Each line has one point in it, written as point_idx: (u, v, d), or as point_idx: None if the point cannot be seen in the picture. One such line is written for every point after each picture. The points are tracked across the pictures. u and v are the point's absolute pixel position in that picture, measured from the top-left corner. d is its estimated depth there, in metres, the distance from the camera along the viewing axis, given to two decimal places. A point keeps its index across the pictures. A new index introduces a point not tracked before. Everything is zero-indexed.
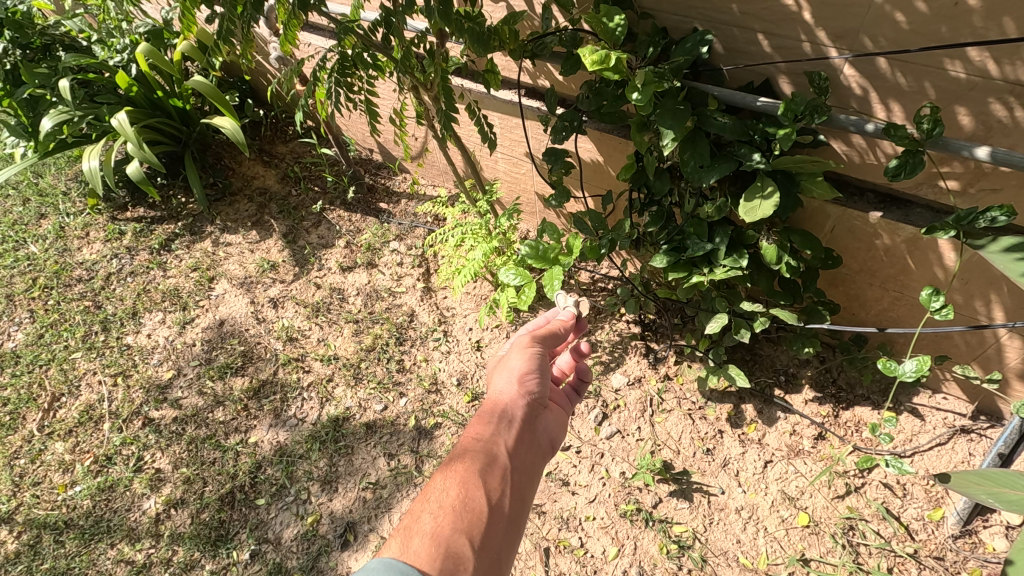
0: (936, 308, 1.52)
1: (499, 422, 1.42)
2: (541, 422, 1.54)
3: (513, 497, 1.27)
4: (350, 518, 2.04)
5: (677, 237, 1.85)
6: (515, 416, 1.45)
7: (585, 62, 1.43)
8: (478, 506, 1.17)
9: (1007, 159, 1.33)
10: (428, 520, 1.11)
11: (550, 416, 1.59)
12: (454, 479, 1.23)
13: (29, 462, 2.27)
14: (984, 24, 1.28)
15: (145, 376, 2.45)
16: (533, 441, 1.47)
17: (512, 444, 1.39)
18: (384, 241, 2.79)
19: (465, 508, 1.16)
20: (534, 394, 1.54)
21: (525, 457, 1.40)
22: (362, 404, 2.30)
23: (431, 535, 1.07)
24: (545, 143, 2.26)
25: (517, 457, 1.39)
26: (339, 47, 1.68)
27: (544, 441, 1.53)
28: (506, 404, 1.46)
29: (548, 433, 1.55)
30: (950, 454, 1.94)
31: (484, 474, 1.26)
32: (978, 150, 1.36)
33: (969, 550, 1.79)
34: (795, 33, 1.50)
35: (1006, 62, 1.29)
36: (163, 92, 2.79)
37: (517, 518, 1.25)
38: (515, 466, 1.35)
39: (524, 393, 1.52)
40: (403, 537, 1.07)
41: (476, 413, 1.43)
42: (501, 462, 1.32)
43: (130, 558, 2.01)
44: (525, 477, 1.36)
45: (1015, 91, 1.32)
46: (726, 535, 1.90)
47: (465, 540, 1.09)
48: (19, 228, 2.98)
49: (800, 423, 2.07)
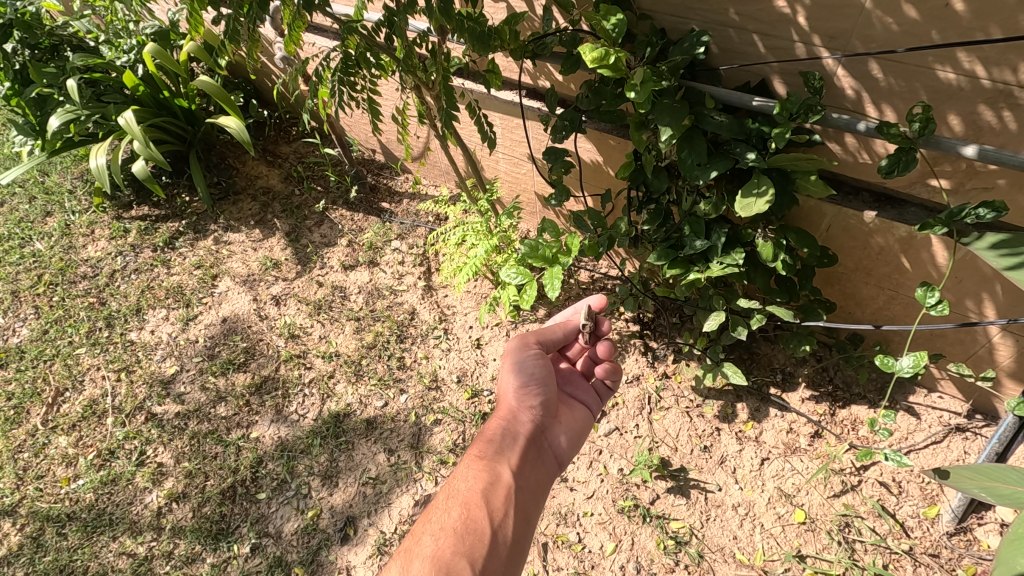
0: (931, 304, 1.53)
1: (502, 439, 1.52)
2: (550, 436, 1.62)
3: (516, 517, 1.38)
4: (350, 512, 2.06)
5: (676, 234, 1.87)
6: (519, 433, 1.55)
7: (585, 59, 1.46)
8: (480, 529, 1.30)
9: (994, 157, 1.36)
10: (428, 542, 1.26)
11: (561, 430, 1.66)
12: (457, 500, 1.37)
13: (33, 456, 2.30)
14: (973, 26, 1.30)
15: (148, 371, 2.48)
16: (538, 459, 1.57)
17: (516, 461, 1.50)
18: (386, 240, 2.82)
19: (466, 531, 1.29)
20: (541, 408, 1.61)
21: (530, 476, 1.51)
22: (363, 401, 2.32)
23: (431, 557, 1.21)
24: (546, 144, 2.29)
25: (523, 475, 1.49)
26: (342, 46, 1.71)
27: (551, 458, 1.62)
28: (510, 422, 1.56)
29: (557, 450, 1.63)
30: (945, 452, 1.96)
31: (486, 496, 1.38)
32: (967, 147, 1.38)
33: (963, 548, 1.80)
34: (789, 34, 1.53)
35: (991, 62, 1.32)
36: (169, 92, 2.87)
37: (519, 538, 1.36)
38: (518, 485, 1.46)
39: (529, 409, 1.60)
40: (405, 559, 1.22)
41: (481, 431, 1.54)
42: (504, 482, 1.43)
43: (131, 551, 2.03)
44: (528, 496, 1.46)
45: (1003, 91, 1.35)
46: (723, 531, 1.92)
47: (466, 564, 1.22)
48: (25, 225, 3.01)
49: (797, 421, 2.09)
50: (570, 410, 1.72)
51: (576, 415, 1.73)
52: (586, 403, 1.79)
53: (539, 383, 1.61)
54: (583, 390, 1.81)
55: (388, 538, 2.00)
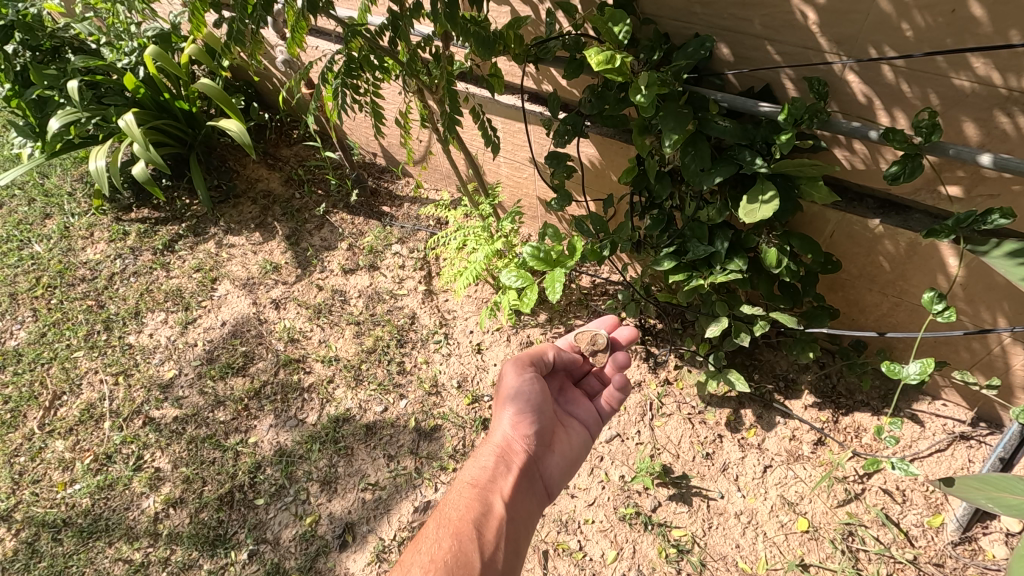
0: (938, 311, 1.50)
1: (497, 467, 1.49)
2: (544, 464, 1.59)
3: (507, 550, 1.34)
4: (349, 518, 2.04)
5: (679, 241, 1.86)
6: (514, 461, 1.52)
7: (590, 62, 1.46)
8: (470, 562, 1.24)
9: (1011, 166, 1.35)
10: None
11: (555, 459, 1.64)
12: (447, 529, 1.32)
13: (29, 460, 2.28)
14: (985, 32, 1.30)
15: (147, 375, 2.46)
16: (530, 488, 1.53)
17: (510, 491, 1.47)
18: (386, 244, 2.81)
19: (457, 564, 1.23)
20: (536, 435, 1.59)
21: (520, 507, 1.47)
22: (362, 405, 2.31)
23: None
24: (547, 148, 2.28)
25: (515, 506, 1.45)
26: (346, 50, 1.69)
27: (542, 486, 1.59)
28: (505, 448, 1.53)
29: (547, 479, 1.60)
30: (949, 460, 1.95)
31: (478, 526, 1.34)
32: (983, 156, 1.37)
33: (968, 557, 1.78)
34: (796, 39, 1.53)
35: (1007, 69, 1.31)
36: (170, 94, 2.84)
37: (509, 572, 1.32)
38: (510, 516, 1.41)
39: (525, 436, 1.57)
40: None
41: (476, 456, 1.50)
42: (497, 513, 1.39)
43: (128, 557, 2.01)
44: (520, 527, 1.42)
45: (1017, 98, 1.34)
46: (726, 540, 1.90)
47: None
48: (24, 227, 3.00)
49: (799, 428, 2.07)
50: (567, 435, 1.69)
51: (573, 442, 1.70)
52: (585, 426, 1.74)
53: (532, 409, 1.58)
54: (584, 413, 1.77)
55: (388, 544, 1.98)
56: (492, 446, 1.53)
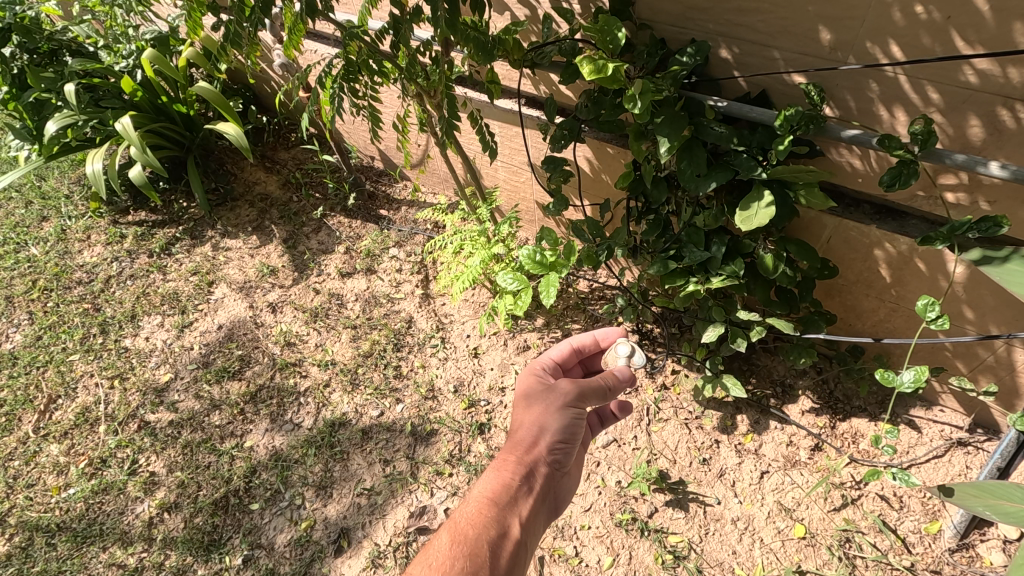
0: (931, 318, 1.50)
1: (520, 486, 1.37)
2: (558, 484, 1.50)
3: None
4: (344, 524, 2.03)
5: (675, 245, 1.86)
6: (536, 482, 1.41)
7: (583, 71, 1.47)
8: None
9: (1021, 174, 1.33)
10: None
11: (565, 481, 1.55)
12: (461, 549, 1.21)
13: (24, 464, 2.27)
14: (989, 30, 1.29)
15: (142, 379, 2.45)
16: (545, 510, 1.44)
17: (527, 513, 1.36)
18: (384, 248, 2.80)
19: None
20: (561, 456, 1.48)
21: (534, 531, 1.38)
22: (359, 409, 2.30)
23: None
24: (545, 152, 2.28)
25: (529, 530, 1.35)
26: (344, 53, 1.69)
27: (552, 505, 1.50)
28: (529, 465, 1.41)
29: (556, 502, 1.51)
30: (947, 466, 1.94)
31: (494, 553, 1.23)
32: (992, 164, 1.36)
33: (966, 564, 1.77)
34: (792, 45, 1.53)
35: (1008, 64, 1.29)
36: (167, 97, 2.84)
37: None
38: (524, 542, 1.32)
39: (550, 455, 1.45)
40: None
41: (499, 469, 1.38)
42: (513, 535, 1.29)
43: (121, 562, 2.01)
44: (530, 553, 1.34)
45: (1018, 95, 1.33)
46: (722, 546, 1.89)
47: None
48: (20, 230, 3.00)
49: (796, 434, 2.06)
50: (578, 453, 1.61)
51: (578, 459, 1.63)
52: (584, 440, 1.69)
53: (564, 432, 1.46)
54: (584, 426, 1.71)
55: (383, 550, 1.97)
56: (516, 459, 1.41)
